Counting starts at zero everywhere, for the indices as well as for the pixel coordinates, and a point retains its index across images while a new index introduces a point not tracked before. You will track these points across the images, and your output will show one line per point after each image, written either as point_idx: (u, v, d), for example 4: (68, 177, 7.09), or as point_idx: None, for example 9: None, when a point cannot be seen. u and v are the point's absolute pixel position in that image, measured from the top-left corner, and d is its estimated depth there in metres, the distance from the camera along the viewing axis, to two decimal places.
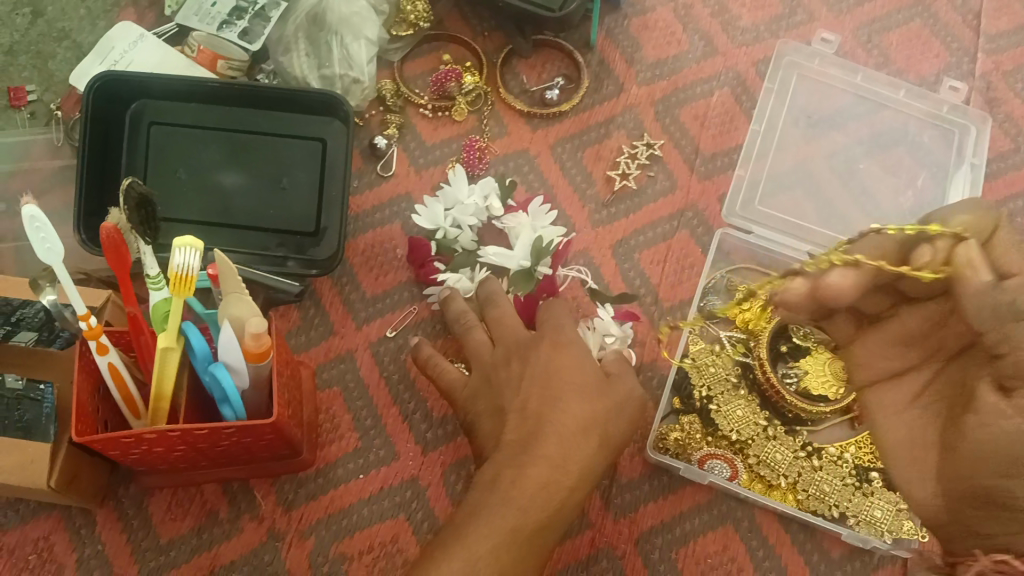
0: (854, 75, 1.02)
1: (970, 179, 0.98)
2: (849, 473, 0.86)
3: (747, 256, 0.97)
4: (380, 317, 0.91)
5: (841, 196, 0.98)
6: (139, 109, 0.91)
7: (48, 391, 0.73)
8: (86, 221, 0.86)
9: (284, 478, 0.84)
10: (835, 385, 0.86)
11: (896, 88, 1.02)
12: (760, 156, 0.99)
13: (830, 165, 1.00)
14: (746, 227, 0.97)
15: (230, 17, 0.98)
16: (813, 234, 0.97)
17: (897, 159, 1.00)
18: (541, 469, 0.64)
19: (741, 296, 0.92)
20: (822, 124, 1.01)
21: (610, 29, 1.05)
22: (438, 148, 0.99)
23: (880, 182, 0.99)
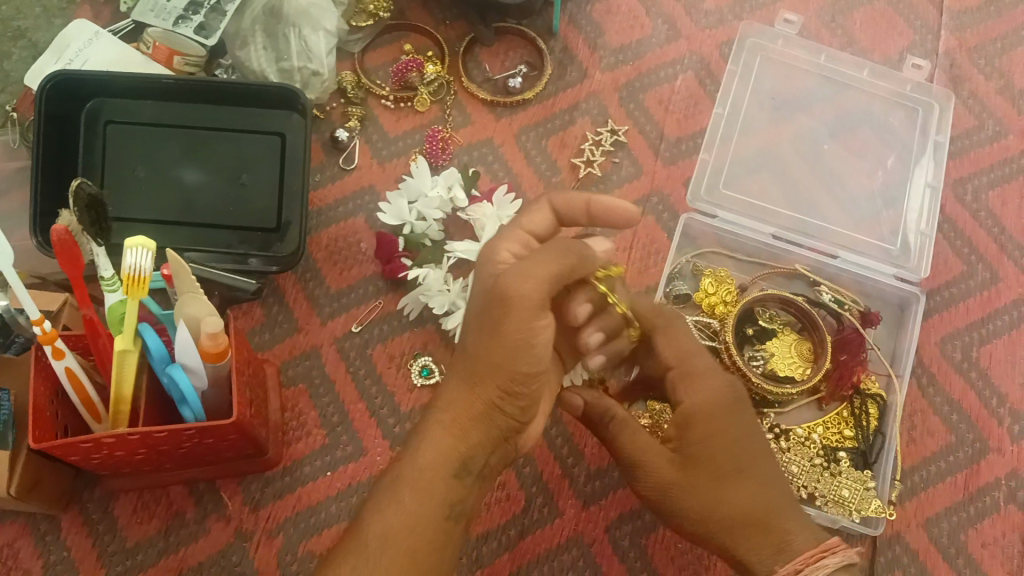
0: (818, 56, 1.03)
1: (934, 159, 0.98)
2: (816, 454, 0.86)
3: (713, 241, 0.97)
4: (345, 313, 0.90)
5: (807, 176, 0.99)
6: (95, 107, 0.90)
7: (4, 399, 0.71)
8: (42, 222, 0.85)
9: (250, 477, 0.83)
10: (799, 365, 0.88)
11: (861, 67, 1.02)
12: (725, 139, 0.99)
13: (794, 143, 1.00)
14: (711, 211, 0.96)
15: (186, 12, 0.96)
16: (779, 216, 0.97)
17: (861, 137, 1.00)
18: (434, 421, 0.63)
19: (707, 279, 0.91)
20: (787, 106, 1.01)
21: (573, 15, 1.05)
22: (401, 139, 0.98)
23: (845, 163, 0.99)
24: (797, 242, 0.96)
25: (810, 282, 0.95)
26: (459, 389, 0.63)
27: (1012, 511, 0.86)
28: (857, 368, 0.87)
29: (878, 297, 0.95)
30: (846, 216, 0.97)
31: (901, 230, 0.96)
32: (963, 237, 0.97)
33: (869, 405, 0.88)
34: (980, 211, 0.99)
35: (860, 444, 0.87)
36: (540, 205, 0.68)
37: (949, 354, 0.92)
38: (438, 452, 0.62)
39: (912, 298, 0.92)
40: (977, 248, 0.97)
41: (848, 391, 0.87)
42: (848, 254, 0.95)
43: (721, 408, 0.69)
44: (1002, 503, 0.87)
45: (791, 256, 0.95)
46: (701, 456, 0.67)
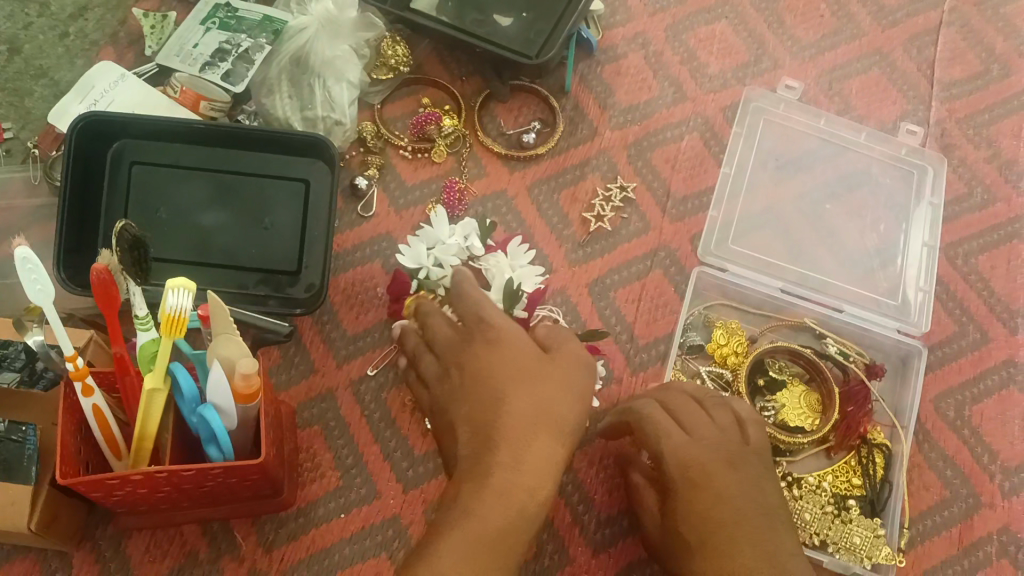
0: (818, 120, 1.09)
1: (929, 219, 1.04)
2: (827, 501, 0.89)
3: (719, 293, 1.02)
4: (360, 356, 0.92)
5: (812, 234, 1.04)
6: (120, 148, 0.92)
7: (31, 433, 0.73)
8: (68, 259, 0.87)
9: (265, 517, 0.84)
10: (809, 416, 0.92)
11: (857, 131, 1.09)
12: (732, 198, 1.05)
13: (798, 203, 1.06)
14: (721, 265, 1.01)
15: (213, 59, 1.00)
16: (785, 270, 1.02)
17: (862, 196, 1.06)
18: (508, 484, 0.60)
19: (720, 331, 0.95)
20: (791, 167, 1.08)
21: (584, 75, 1.09)
22: (418, 188, 1.01)
23: (845, 223, 1.05)
24: (805, 296, 1.01)
25: (816, 335, 0.99)
26: (479, 449, 0.63)
27: (1004, 564, 0.90)
28: (863, 418, 0.91)
29: (881, 349, 0.99)
30: (849, 273, 1.02)
31: (901, 286, 1.02)
32: (955, 299, 1.02)
33: (875, 454, 0.91)
34: (970, 274, 1.03)
35: (868, 492, 0.90)
36: (474, 282, 0.73)
37: (943, 411, 0.96)
38: (515, 513, 0.60)
39: (915, 351, 0.97)
40: (969, 310, 1.01)
41: (854, 439, 0.92)
42: (853, 307, 1.00)
43: (690, 479, 0.73)
44: (994, 557, 0.90)
45: (797, 309, 1.00)
46: (702, 520, 0.70)
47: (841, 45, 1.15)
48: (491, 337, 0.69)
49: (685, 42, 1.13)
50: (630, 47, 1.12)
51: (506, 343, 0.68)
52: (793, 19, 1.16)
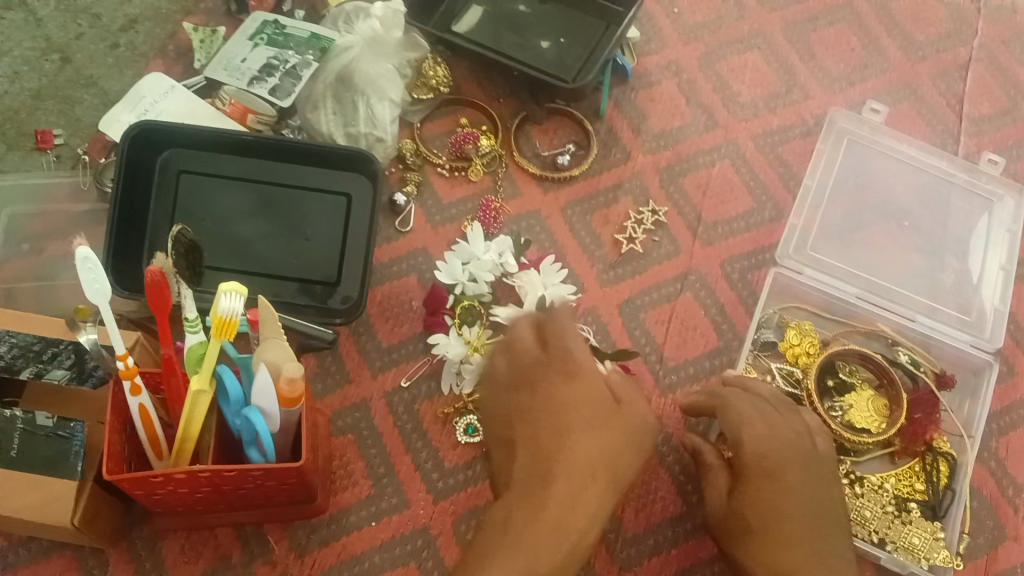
0: (901, 143, 1.09)
1: (1006, 243, 1.04)
2: (889, 501, 0.90)
3: (794, 295, 1.03)
4: (394, 367, 0.94)
5: (890, 244, 1.05)
6: (168, 157, 0.94)
7: (78, 429, 0.74)
8: (116, 263, 0.89)
9: (297, 523, 0.86)
10: (876, 419, 0.93)
11: (939, 156, 1.09)
12: (812, 207, 1.05)
13: (876, 213, 1.07)
14: (799, 268, 1.02)
15: (261, 74, 1.03)
16: (861, 278, 1.03)
17: (939, 215, 1.07)
18: (548, 516, 0.69)
19: (794, 331, 0.96)
20: (871, 182, 1.08)
21: (618, 100, 1.12)
22: (454, 206, 1.04)
23: (924, 237, 1.05)
24: (880, 306, 1.01)
25: (887, 343, 1.00)
26: (533, 486, 0.71)
27: None
28: (930, 425, 0.93)
29: (954, 361, 1.00)
30: (922, 285, 1.03)
31: (975, 303, 1.02)
32: None
33: (940, 462, 0.92)
34: None
35: (930, 497, 0.90)
36: (569, 322, 0.82)
37: None
38: (566, 551, 0.68)
39: (986, 365, 0.97)
40: None
41: (920, 446, 0.92)
42: (927, 318, 1.00)
43: (763, 470, 0.79)
44: None
45: (871, 317, 1.01)
46: (759, 519, 0.77)
47: (871, 78, 1.17)
48: (572, 369, 0.78)
49: (717, 71, 1.16)
50: (664, 75, 1.15)
51: (580, 373, 0.78)
52: (824, 51, 1.18)
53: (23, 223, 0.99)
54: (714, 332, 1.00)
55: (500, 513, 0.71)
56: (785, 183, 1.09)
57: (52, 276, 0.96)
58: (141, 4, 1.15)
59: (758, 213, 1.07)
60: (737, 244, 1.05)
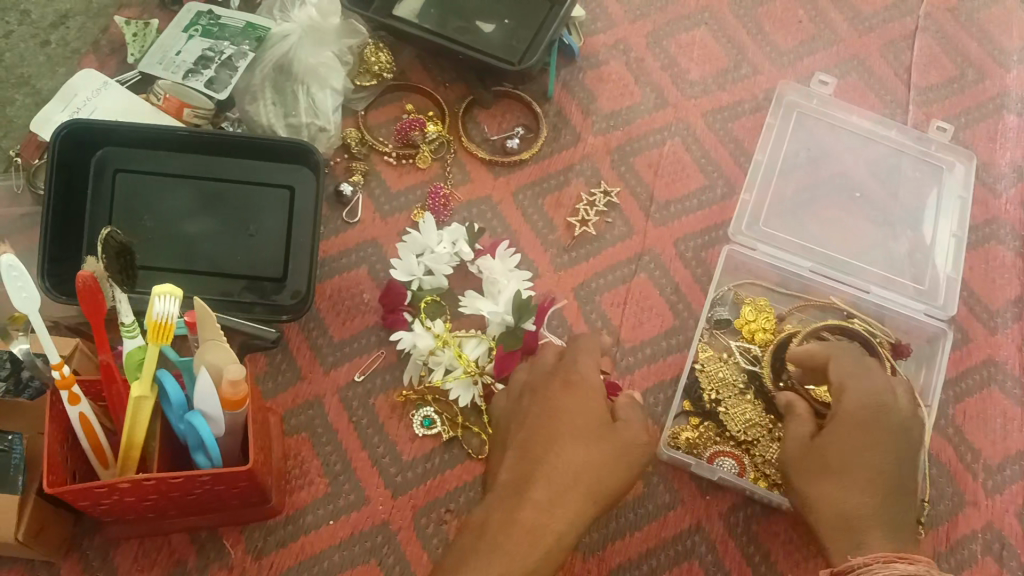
0: (852, 115, 1.09)
1: (957, 211, 1.05)
2: None
3: (751, 272, 1.03)
4: (347, 362, 0.92)
5: (844, 217, 1.05)
6: (103, 156, 0.91)
7: (17, 441, 0.72)
8: (52, 268, 0.86)
9: (253, 525, 0.84)
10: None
11: (890, 126, 1.09)
12: (764, 183, 1.05)
13: (830, 186, 1.07)
14: (752, 245, 1.02)
15: (195, 66, 1.00)
16: (815, 251, 1.03)
17: (892, 185, 1.07)
18: (525, 519, 0.68)
19: (749, 308, 0.97)
20: (823, 155, 1.08)
21: (567, 82, 1.10)
22: (403, 194, 1.02)
23: (877, 209, 1.06)
24: (834, 279, 1.02)
25: (843, 314, 1.00)
26: (513, 493, 0.71)
27: (987, 562, 0.91)
28: None
29: (908, 331, 1.01)
30: (876, 256, 1.03)
31: (929, 272, 1.02)
32: None
33: None
34: None
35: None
36: (594, 344, 0.82)
37: None
38: (540, 555, 0.67)
39: (940, 334, 0.98)
40: None
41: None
42: (881, 289, 1.01)
43: (865, 420, 0.78)
44: (978, 553, 0.91)
45: (825, 290, 1.02)
46: (850, 457, 0.76)
47: (819, 51, 1.17)
48: (571, 380, 0.78)
49: (665, 49, 1.15)
50: (612, 55, 1.13)
51: (585, 393, 0.78)
52: (772, 25, 1.18)
53: None
54: (670, 312, 0.99)
55: (483, 519, 0.70)
56: (737, 160, 1.09)
57: None
58: None
59: (710, 190, 1.07)
60: (691, 222, 1.05)
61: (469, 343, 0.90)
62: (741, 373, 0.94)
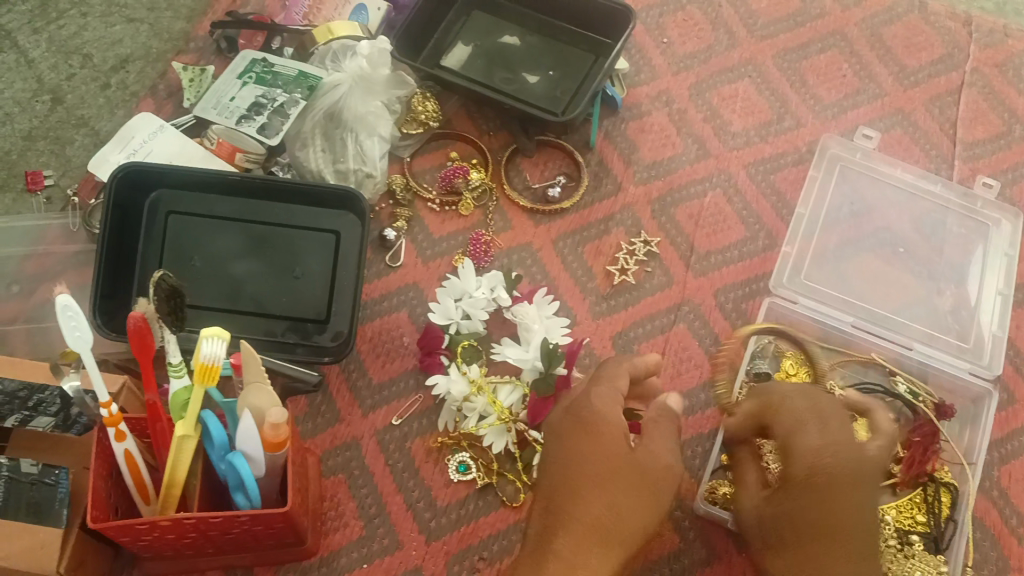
0: (894, 169, 1.09)
1: (1003, 267, 1.03)
2: (890, 536, 0.89)
3: (792, 324, 1.02)
4: (385, 405, 0.93)
5: (887, 273, 1.04)
6: (157, 197, 0.94)
7: (64, 476, 0.74)
8: (105, 305, 0.89)
9: (287, 566, 0.85)
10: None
11: (934, 181, 1.08)
12: (808, 235, 1.04)
13: (873, 240, 1.06)
14: (793, 298, 1.02)
15: (249, 112, 1.03)
16: (857, 306, 1.02)
17: (936, 241, 1.06)
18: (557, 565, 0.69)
19: (789, 359, 0.99)
20: (865, 209, 1.07)
21: (609, 132, 1.12)
22: (445, 240, 1.04)
23: (920, 266, 1.05)
24: (876, 334, 1.01)
25: (885, 372, 1.01)
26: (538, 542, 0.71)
27: None
28: (932, 456, 0.90)
29: (951, 390, 0.99)
30: (919, 313, 1.02)
31: (974, 329, 1.00)
32: None
33: (942, 493, 0.91)
34: None
35: (932, 529, 0.90)
36: (620, 370, 0.79)
37: None
38: None
39: (985, 393, 0.96)
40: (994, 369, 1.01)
41: (922, 476, 0.90)
42: (923, 347, 1.00)
43: (816, 484, 0.71)
44: None
45: (868, 346, 1.01)
46: (811, 529, 0.71)
47: (862, 105, 1.17)
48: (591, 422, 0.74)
49: (709, 100, 1.16)
50: (655, 105, 1.14)
51: (598, 431, 0.74)
52: (816, 79, 1.18)
53: (12, 265, 0.99)
54: (709, 363, 0.99)
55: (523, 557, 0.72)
56: (778, 213, 1.09)
57: (43, 319, 0.96)
58: (132, 44, 1.16)
59: (751, 242, 1.07)
60: (731, 273, 1.05)
61: (503, 390, 0.91)
62: None
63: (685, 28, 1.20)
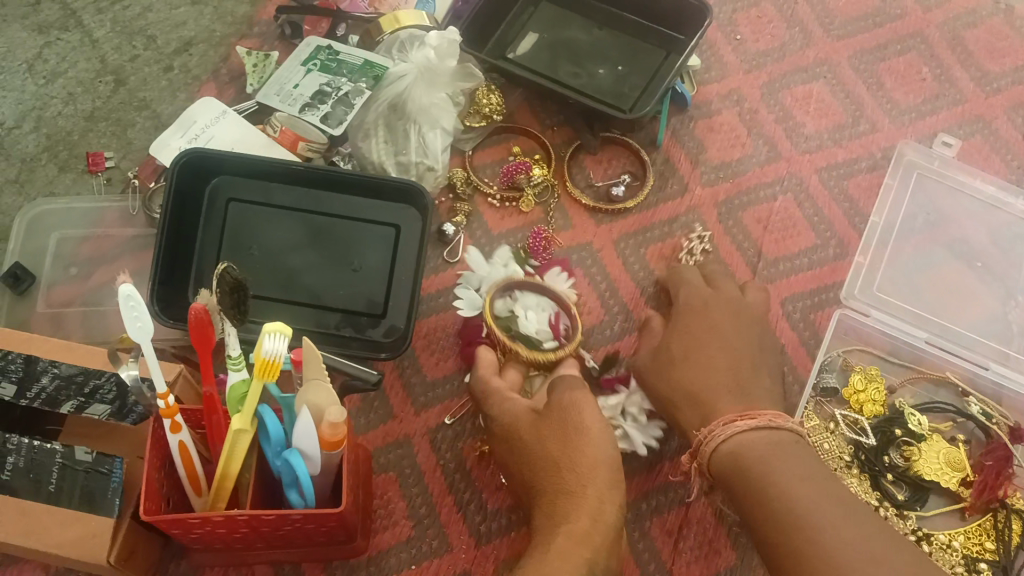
0: (973, 180, 1.04)
1: None
2: (959, 563, 0.85)
3: (866, 338, 0.98)
4: (439, 404, 0.92)
5: (963, 287, 1.00)
6: (218, 184, 0.93)
7: (118, 466, 0.73)
8: (160, 291, 0.88)
9: (336, 564, 0.84)
10: (948, 473, 0.88)
11: (1015, 194, 1.03)
12: (880, 245, 1.02)
13: (948, 252, 1.01)
14: (864, 309, 0.99)
15: (312, 101, 1.02)
16: (930, 321, 0.98)
17: (1015, 257, 1.01)
18: (554, 533, 0.65)
19: (858, 376, 0.94)
20: (942, 220, 1.03)
21: (676, 130, 1.08)
22: (503, 237, 1.02)
23: (995, 281, 1.00)
24: (949, 351, 0.97)
25: (958, 393, 0.95)
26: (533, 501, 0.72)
27: None
28: (1002, 479, 0.87)
29: None
30: (995, 330, 0.98)
31: None
32: None
33: (1013, 520, 0.86)
34: None
35: (1002, 558, 0.85)
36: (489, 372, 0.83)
37: None
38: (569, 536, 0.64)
39: None
40: None
41: (993, 502, 0.87)
42: (999, 366, 0.95)
43: (694, 310, 0.89)
44: None
45: (943, 363, 0.96)
46: (696, 335, 0.86)
47: (942, 110, 1.12)
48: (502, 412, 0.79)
49: (780, 101, 1.11)
50: (724, 104, 1.11)
51: (522, 423, 0.77)
52: (893, 81, 1.13)
53: (72, 246, 0.99)
54: None
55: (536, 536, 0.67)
56: (851, 220, 1.04)
57: (101, 302, 0.96)
58: (195, 27, 1.15)
59: (822, 249, 1.03)
60: (799, 281, 1.01)
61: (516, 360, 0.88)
62: (847, 446, 0.90)
63: (758, 24, 1.16)
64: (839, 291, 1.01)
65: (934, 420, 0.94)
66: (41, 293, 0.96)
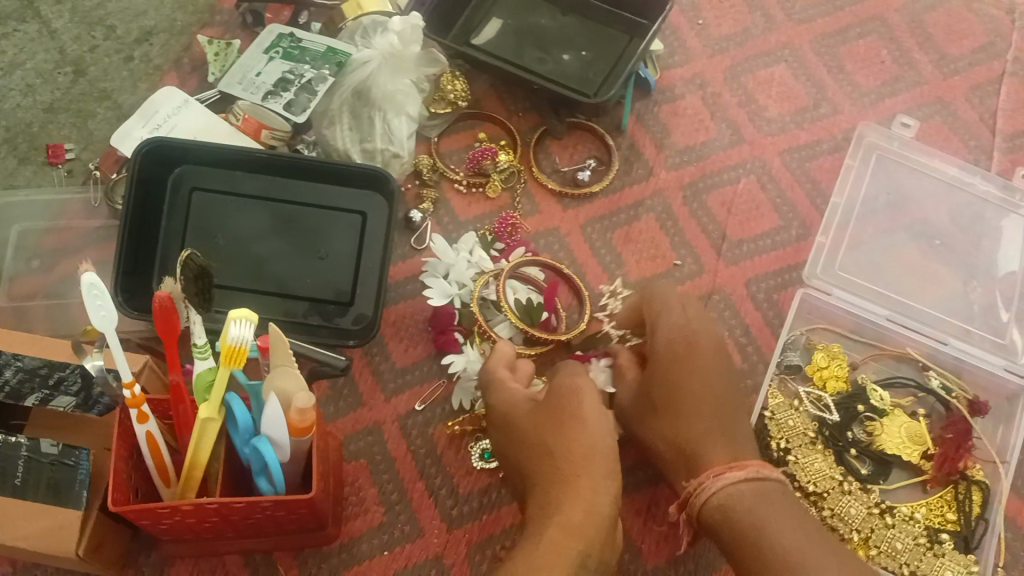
0: (932, 160, 1.06)
1: None
2: (921, 533, 0.87)
3: (827, 318, 1.00)
4: (409, 390, 0.92)
5: (923, 266, 1.02)
6: (181, 173, 0.92)
7: (83, 457, 0.72)
8: (124, 282, 0.87)
9: (308, 551, 0.84)
10: (909, 447, 0.90)
11: (972, 174, 1.05)
12: (841, 225, 1.03)
13: (908, 233, 1.03)
14: (827, 289, 1.00)
15: (275, 89, 1.02)
16: (893, 300, 1.00)
17: (973, 236, 1.03)
18: (546, 524, 0.66)
19: (821, 354, 0.95)
20: (903, 200, 1.05)
21: (641, 115, 1.09)
22: (470, 224, 1.02)
23: (954, 260, 1.02)
24: (910, 328, 0.98)
25: (919, 367, 0.97)
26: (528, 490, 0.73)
27: None
28: (964, 452, 0.89)
29: (987, 387, 0.96)
30: (954, 307, 1.00)
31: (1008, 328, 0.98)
32: None
33: (973, 491, 0.89)
34: None
35: (962, 528, 0.87)
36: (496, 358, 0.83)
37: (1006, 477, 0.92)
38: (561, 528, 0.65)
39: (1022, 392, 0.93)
40: None
41: (954, 474, 0.89)
42: (958, 341, 0.97)
43: (677, 351, 0.80)
44: None
45: (902, 340, 0.98)
46: (674, 387, 0.79)
47: (901, 92, 1.14)
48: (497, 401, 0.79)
49: (743, 85, 1.12)
50: (688, 89, 1.12)
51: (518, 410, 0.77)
52: (854, 64, 1.15)
53: (34, 239, 0.97)
54: (738, 353, 0.97)
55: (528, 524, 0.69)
56: (813, 202, 1.06)
57: (64, 294, 0.95)
58: (156, 15, 1.14)
59: (785, 231, 1.04)
60: (763, 263, 1.02)
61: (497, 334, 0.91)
62: (811, 422, 0.92)
63: (721, 9, 1.17)
64: (803, 273, 1.01)
65: (895, 395, 0.96)
66: (3, 287, 0.95)
